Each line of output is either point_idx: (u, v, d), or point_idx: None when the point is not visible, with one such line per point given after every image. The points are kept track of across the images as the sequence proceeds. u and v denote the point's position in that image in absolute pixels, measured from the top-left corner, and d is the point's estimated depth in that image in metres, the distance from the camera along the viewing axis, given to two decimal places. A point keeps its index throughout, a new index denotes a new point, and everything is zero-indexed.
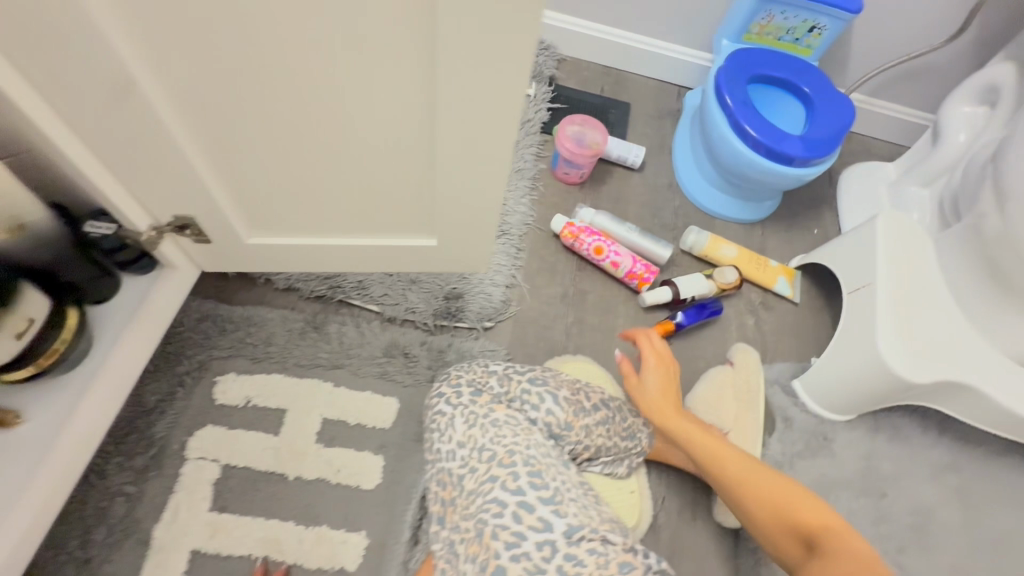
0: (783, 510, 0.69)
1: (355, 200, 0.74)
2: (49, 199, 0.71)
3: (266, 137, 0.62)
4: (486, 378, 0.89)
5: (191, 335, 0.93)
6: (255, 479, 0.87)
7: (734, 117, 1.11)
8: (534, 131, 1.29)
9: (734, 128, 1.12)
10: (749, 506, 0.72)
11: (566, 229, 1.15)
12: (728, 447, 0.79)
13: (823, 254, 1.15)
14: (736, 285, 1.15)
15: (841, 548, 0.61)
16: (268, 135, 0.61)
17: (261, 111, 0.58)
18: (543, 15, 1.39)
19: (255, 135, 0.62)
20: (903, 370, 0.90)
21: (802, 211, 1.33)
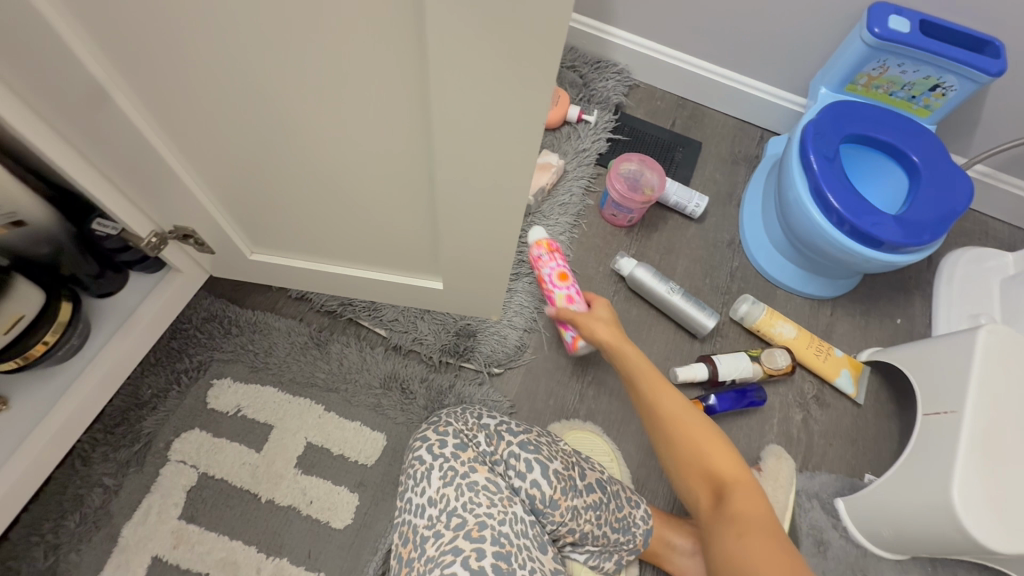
0: (696, 457, 0.65)
1: (357, 234, 0.68)
2: (62, 192, 0.71)
3: (262, 160, 0.57)
4: (476, 432, 0.81)
5: (197, 334, 0.94)
6: (229, 494, 0.85)
7: (816, 181, 0.95)
8: (587, 162, 1.19)
9: (815, 194, 0.96)
10: (665, 445, 0.68)
11: (542, 240, 0.92)
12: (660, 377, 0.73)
13: (901, 356, 0.97)
14: (786, 372, 1.00)
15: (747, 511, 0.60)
16: (265, 156, 0.57)
17: (255, 135, 0.53)
18: (621, 37, 1.27)
19: (252, 158, 0.57)
20: (977, 531, 0.73)
21: (886, 295, 1.14)
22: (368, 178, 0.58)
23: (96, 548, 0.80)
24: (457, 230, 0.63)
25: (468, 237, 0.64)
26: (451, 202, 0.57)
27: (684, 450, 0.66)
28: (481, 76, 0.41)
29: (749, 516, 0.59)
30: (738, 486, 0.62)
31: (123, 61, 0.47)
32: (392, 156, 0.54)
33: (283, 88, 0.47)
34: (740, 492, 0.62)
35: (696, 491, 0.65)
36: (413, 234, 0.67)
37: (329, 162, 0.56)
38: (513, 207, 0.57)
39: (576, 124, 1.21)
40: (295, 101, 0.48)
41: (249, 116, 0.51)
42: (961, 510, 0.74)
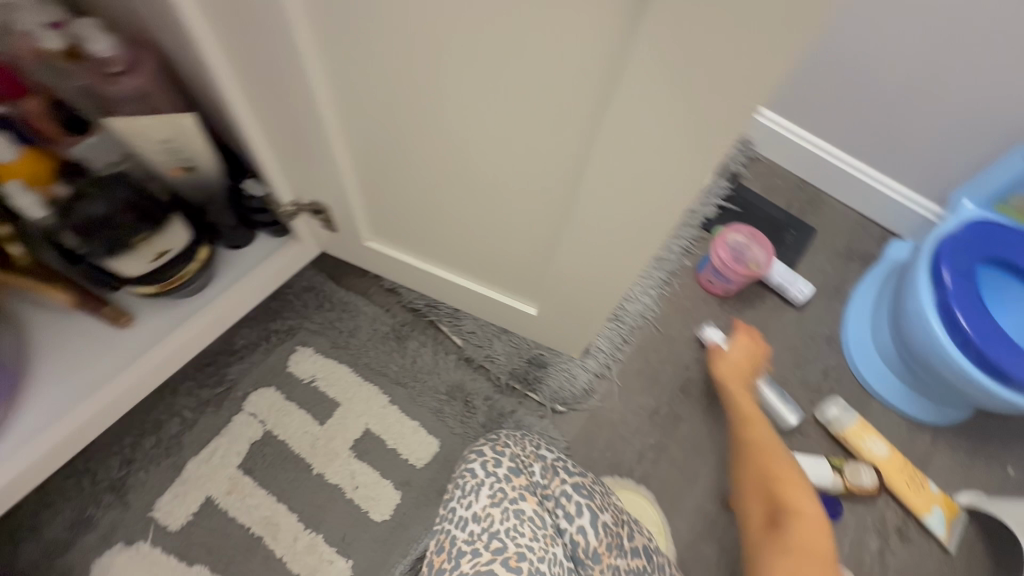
0: (773, 482, 0.80)
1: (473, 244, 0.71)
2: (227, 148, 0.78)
3: (411, 162, 0.61)
4: (532, 460, 0.80)
5: (293, 300, 1.00)
6: (286, 457, 0.88)
7: (947, 298, 0.88)
8: (692, 224, 1.17)
9: (942, 311, 0.89)
10: (749, 467, 0.85)
11: None
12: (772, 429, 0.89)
13: (1009, 511, 0.86)
14: (868, 493, 0.92)
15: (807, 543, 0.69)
16: (415, 161, 0.60)
17: (414, 139, 0.57)
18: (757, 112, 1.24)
19: (403, 160, 0.61)
20: None
21: (999, 437, 1.02)
22: (503, 198, 0.60)
23: (161, 473, 0.85)
24: (571, 263, 0.64)
25: (579, 273, 0.65)
26: (577, 238, 0.59)
27: (764, 476, 0.82)
28: (657, 129, 0.41)
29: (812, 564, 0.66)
30: (805, 538, 0.69)
31: (324, 63, 0.52)
32: (535, 183, 0.56)
33: (458, 107, 0.50)
34: (806, 542, 0.69)
35: (751, 505, 0.82)
36: (525, 258, 0.69)
37: (472, 177, 0.59)
38: (636, 256, 0.57)
39: None
40: (464, 120, 0.51)
41: (415, 126, 0.55)
42: None
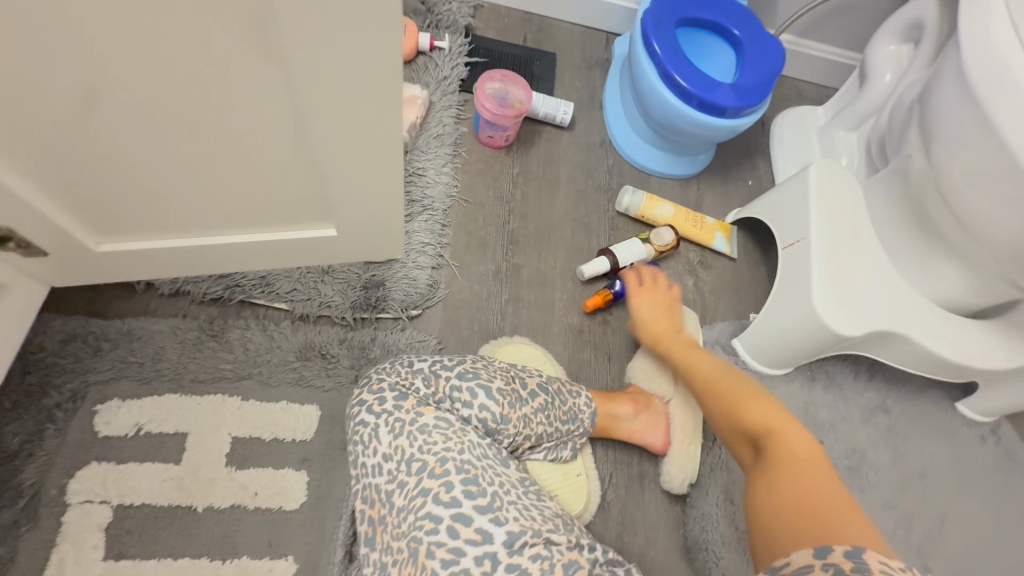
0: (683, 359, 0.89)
1: (233, 201, 0.66)
2: None
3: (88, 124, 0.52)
4: (412, 378, 0.83)
5: (57, 361, 0.80)
6: (159, 516, 0.77)
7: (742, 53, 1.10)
8: (451, 90, 1.18)
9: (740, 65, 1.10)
10: (678, 354, 0.91)
11: None
12: (671, 326, 0.95)
13: (758, 209, 1.12)
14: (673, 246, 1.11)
15: (726, 381, 0.81)
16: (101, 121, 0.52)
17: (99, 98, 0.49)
18: None
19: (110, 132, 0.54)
20: (843, 329, 0.90)
21: (735, 163, 1.31)
22: (208, 108, 0.53)
23: None
24: (334, 168, 0.62)
25: (351, 184, 0.66)
26: (307, 120, 0.55)
27: (709, 378, 0.83)
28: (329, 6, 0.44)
29: (787, 467, 0.63)
30: (727, 385, 0.80)
31: None
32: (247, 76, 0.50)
33: (103, 21, 0.43)
34: (682, 358, 0.89)
35: (742, 450, 0.73)
36: (281, 181, 0.64)
37: (172, 102, 0.52)
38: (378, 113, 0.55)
39: (431, 53, 1.20)
40: (112, 27, 0.44)
41: (69, 71, 0.47)
42: (826, 320, 0.90)
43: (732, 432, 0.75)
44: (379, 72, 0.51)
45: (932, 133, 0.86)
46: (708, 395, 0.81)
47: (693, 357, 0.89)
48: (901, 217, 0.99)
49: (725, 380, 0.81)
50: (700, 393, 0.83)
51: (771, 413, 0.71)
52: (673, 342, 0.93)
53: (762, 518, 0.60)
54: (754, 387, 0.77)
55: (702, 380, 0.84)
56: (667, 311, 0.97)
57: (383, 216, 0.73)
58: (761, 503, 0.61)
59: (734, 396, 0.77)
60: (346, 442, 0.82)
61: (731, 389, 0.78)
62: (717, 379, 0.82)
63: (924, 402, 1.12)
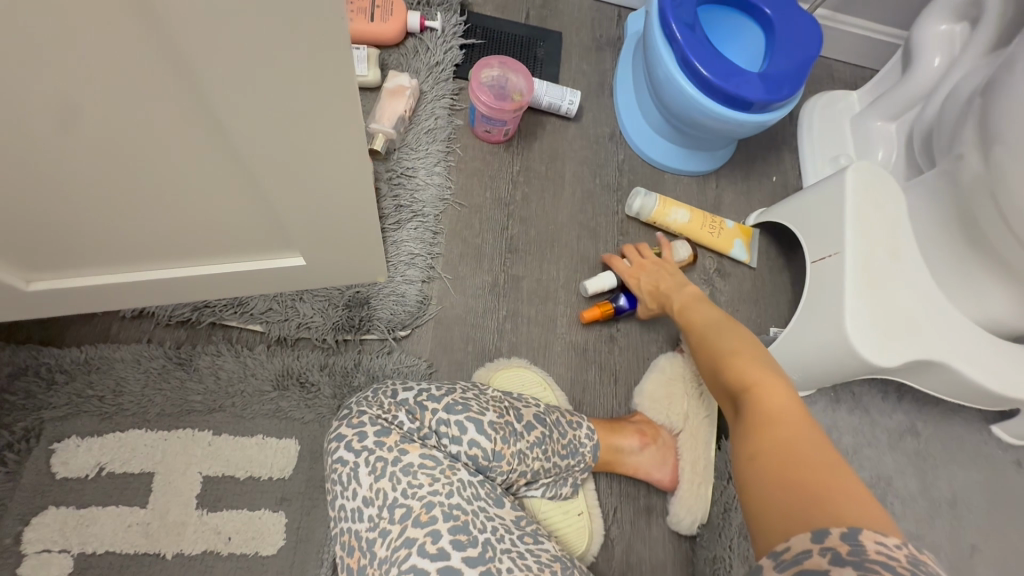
0: (686, 315, 0.83)
1: (180, 233, 0.57)
2: None
3: None
4: (394, 411, 0.73)
5: (10, 397, 0.74)
6: (124, 565, 0.71)
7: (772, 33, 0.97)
8: (444, 77, 1.06)
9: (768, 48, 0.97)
10: (683, 314, 0.83)
11: None
12: (676, 285, 0.89)
13: (783, 214, 1.01)
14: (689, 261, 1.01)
15: (723, 338, 0.74)
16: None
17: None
18: None
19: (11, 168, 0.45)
20: (878, 358, 0.80)
21: (758, 157, 1.19)
22: (125, 136, 0.43)
23: None
24: (294, 199, 0.53)
25: (317, 214, 0.56)
26: (249, 149, 0.45)
27: (708, 335, 0.76)
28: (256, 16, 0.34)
29: (765, 434, 0.57)
30: (727, 343, 0.72)
31: None
32: (169, 99, 0.40)
33: None
34: (688, 315, 0.82)
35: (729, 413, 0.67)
36: (232, 211, 0.55)
37: (77, 129, 0.42)
38: (336, 139, 0.45)
39: (422, 35, 1.08)
40: None
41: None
42: (861, 347, 0.80)
43: (722, 392, 0.69)
44: (331, 92, 0.41)
45: (991, 135, 0.74)
46: (703, 352, 0.75)
47: (696, 315, 0.81)
48: (948, 228, 0.88)
49: (725, 338, 0.74)
50: (699, 351, 0.76)
51: (762, 377, 0.64)
52: (678, 300, 0.86)
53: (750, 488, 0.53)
54: (754, 348, 0.69)
55: (703, 337, 0.77)
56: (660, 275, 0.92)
57: (357, 242, 0.64)
58: (745, 473, 0.55)
59: (728, 356, 0.70)
60: (323, 479, 0.75)
61: (726, 348, 0.71)
62: (718, 335, 0.75)
63: (957, 425, 1.03)
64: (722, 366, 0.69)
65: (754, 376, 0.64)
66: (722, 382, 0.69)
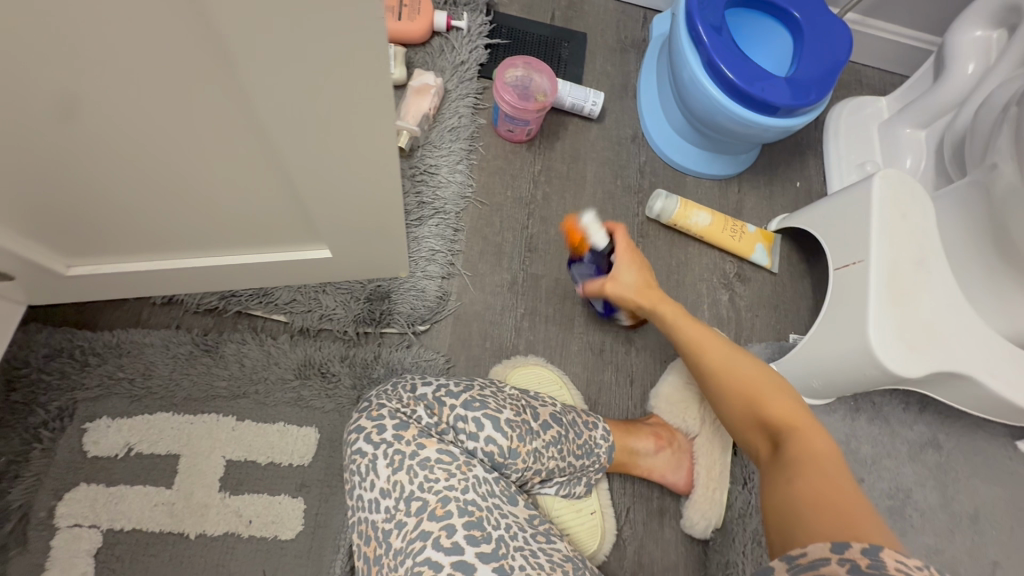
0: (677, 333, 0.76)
1: (214, 223, 0.59)
2: None
3: (33, 150, 0.45)
4: (413, 405, 0.75)
5: (45, 377, 0.77)
6: (149, 542, 0.74)
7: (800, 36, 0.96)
8: (468, 76, 1.07)
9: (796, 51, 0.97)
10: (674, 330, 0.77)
11: None
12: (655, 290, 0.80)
13: (807, 220, 1.00)
14: None
15: (739, 363, 0.72)
16: (46, 142, 0.45)
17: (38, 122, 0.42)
18: None
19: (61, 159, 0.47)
20: (901, 368, 0.79)
21: (782, 161, 1.18)
22: (168, 128, 0.45)
23: None
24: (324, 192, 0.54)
25: (346, 207, 0.58)
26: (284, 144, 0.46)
27: (717, 359, 0.73)
28: None
29: (798, 463, 0.56)
30: (745, 369, 0.71)
31: None
32: (212, 95, 0.42)
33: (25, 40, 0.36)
34: (680, 332, 0.77)
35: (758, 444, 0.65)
36: (263, 202, 0.56)
37: (124, 121, 0.44)
38: (370, 140, 0.47)
39: (448, 35, 1.09)
40: (38, 44, 0.36)
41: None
42: (884, 357, 0.79)
43: (746, 422, 0.67)
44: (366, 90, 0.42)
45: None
46: (716, 380, 0.72)
47: (690, 332, 0.76)
48: (978, 239, 0.86)
49: (740, 364, 0.71)
50: (709, 378, 0.73)
51: (794, 412, 0.64)
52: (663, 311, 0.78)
53: (787, 516, 0.52)
54: (778, 381, 0.69)
55: (710, 361, 0.73)
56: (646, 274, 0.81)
57: (384, 236, 0.65)
58: (778, 502, 0.54)
59: (753, 384, 0.69)
60: (342, 467, 0.77)
61: (745, 375, 0.70)
62: (730, 360, 0.72)
63: (982, 439, 1.00)
64: (746, 394, 0.68)
65: (789, 409, 0.64)
66: (748, 412, 0.68)
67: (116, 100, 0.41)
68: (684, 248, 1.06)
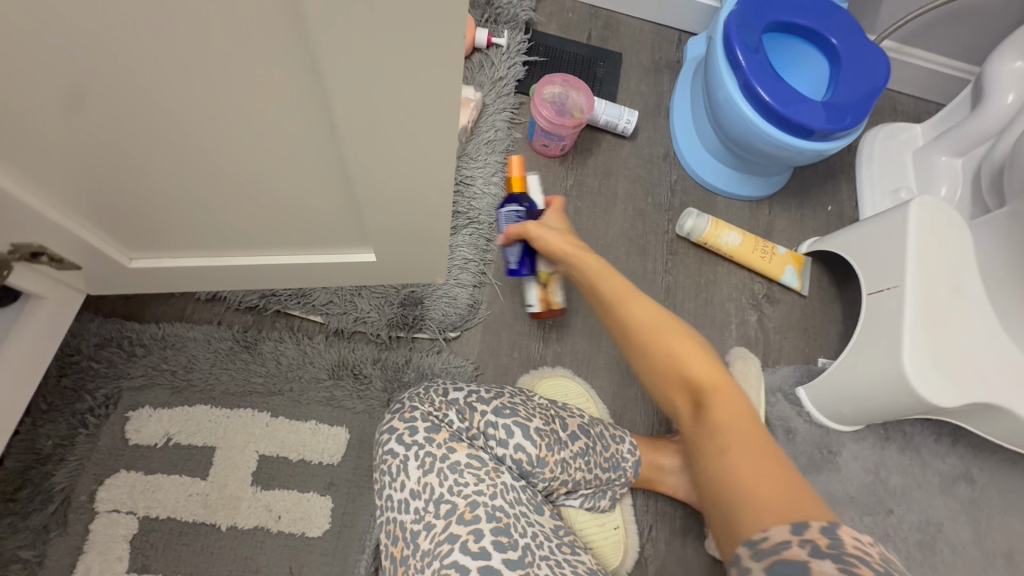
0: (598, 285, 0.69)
1: (270, 224, 0.62)
2: None
3: (116, 149, 0.48)
4: (445, 409, 0.76)
5: (93, 365, 0.80)
6: (183, 532, 0.76)
7: (840, 61, 0.96)
8: (506, 91, 1.10)
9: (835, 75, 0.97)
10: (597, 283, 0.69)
11: None
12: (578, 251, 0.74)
13: (840, 244, 0.99)
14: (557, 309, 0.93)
15: (635, 320, 0.63)
16: (130, 143, 0.48)
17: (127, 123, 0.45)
18: None
19: (141, 159, 0.50)
20: (936, 398, 0.78)
21: (814, 185, 1.18)
22: (242, 132, 0.47)
23: None
24: (379, 200, 0.56)
25: (396, 215, 0.60)
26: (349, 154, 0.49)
27: (630, 314, 0.64)
28: None
29: (736, 437, 0.52)
30: (641, 325, 0.63)
31: None
32: (289, 102, 0.44)
33: (129, 55, 0.39)
34: (604, 284, 0.68)
35: (678, 405, 0.59)
36: (319, 206, 0.59)
37: (203, 126, 0.46)
38: (431, 150, 0.49)
39: (487, 50, 1.12)
40: (140, 58, 0.39)
41: (86, 89, 0.41)
42: (919, 386, 0.78)
43: (670, 381, 0.60)
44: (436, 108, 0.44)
45: None
46: (629, 341, 0.63)
47: (616, 283, 0.68)
48: None
49: (642, 323, 0.63)
50: (617, 338, 0.65)
51: (704, 377, 0.58)
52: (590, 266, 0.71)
53: (723, 491, 0.49)
54: (694, 335, 0.62)
55: (631, 320, 0.64)
56: (568, 236, 0.77)
57: (427, 243, 0.67)
58: (716, 477, 0.50)
59: (668, 346, 0.60)
60: (372, 468, 0.78)
61: (671, 331, 0.62)
62: (629, 318, 0.64)
63: (1018, 475, 0.98)
64: (647, 359, 0.62)
65: (703, 373, 0.58)
66: (670, 376, 0.60)
67: (198, 102, 0.44)
68: (714, 267, 1.06)
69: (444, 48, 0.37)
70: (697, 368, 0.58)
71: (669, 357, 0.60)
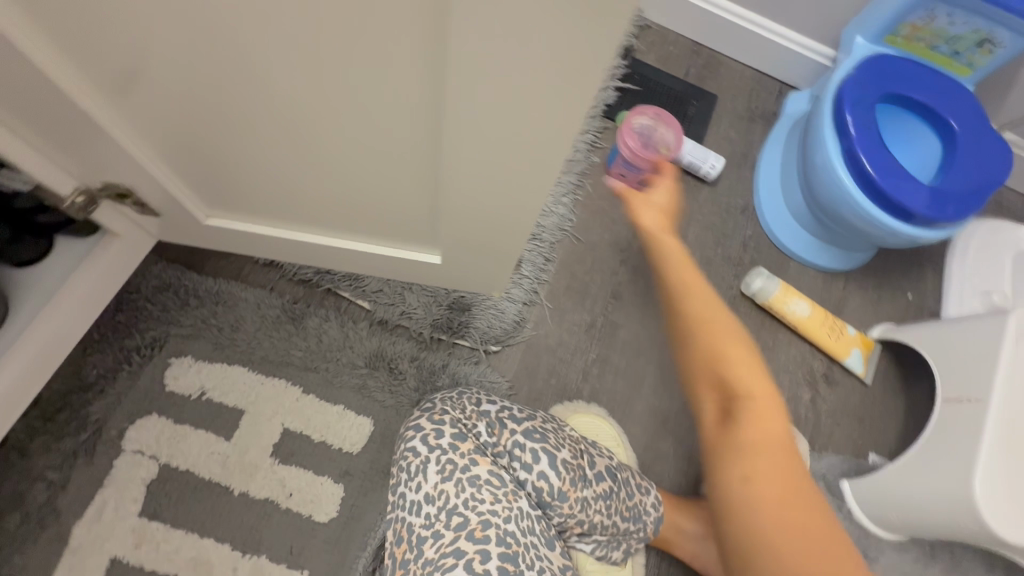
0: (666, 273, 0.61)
1: (346, 209, 0.62)
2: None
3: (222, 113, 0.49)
4: (475, 420, 0.74)
5: (149, 306, 0.82)
6: (197, 487, 0.76)
7: (957, 147, 0.90)
8: (593, 114, 1.08)
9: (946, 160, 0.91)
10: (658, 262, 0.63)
11: None
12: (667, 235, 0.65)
13: (917, 338, 0.92)
14: None
15: (724, 322, 0.57)
16: (237, 111, 0.48)
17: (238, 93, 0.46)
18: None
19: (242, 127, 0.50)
20: (1003, 530, 0.71)
21: (897, 268, 1.10)
22: (345, 119, 0.47)
23: (44, 549, 0.71)
24: (461, 208, 0.55)
25: (473, 224, 0.58)
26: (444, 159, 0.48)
27: (700, 302, 0.58)
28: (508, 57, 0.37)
29: (765, 463, 0.52)
30: (727, 334, 0.56)
31: None
32: (400, 98, 0.43)
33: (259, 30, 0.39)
34: (666, 264, 0.62)
35: (704, 399, 0.58)
36: (398, 201, 0.58)
37: (309, 107, 0.46)
38: (529, 171, 0.47)
39: None
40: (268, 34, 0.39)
41: (210, 55, 0.42)
42: (986, 513, 0.71)
43: (702, 378, 0.57)
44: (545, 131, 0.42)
45: None
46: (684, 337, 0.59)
47: (688, 267, 0.60)
48: None
49: (738, 340, 0.56)
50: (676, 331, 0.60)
51: (768, 401, 0.55)
52: (669, 246, 0.63)
53: (733, 519, 0.52)
54: (743, 338, 0.56)
55: (699, 311, 0.57)
56: (665, 213, 0.66)
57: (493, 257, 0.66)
58: (731, 501, 0.52)
59: (732, 351, 0.56)
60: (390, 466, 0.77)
61: (731, 337, 0.56)
62: (697, 305, 0.58)
63: None
64: (702, 363, 0.57)
65: (750, 384, 0.55)
66: (712, 386, 0.57)
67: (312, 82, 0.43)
68: (774, 333, 1.01)
69: (576, 73, 0.35)
70: (741, 381, 0.55)
71: (709, 360, 0.56)
